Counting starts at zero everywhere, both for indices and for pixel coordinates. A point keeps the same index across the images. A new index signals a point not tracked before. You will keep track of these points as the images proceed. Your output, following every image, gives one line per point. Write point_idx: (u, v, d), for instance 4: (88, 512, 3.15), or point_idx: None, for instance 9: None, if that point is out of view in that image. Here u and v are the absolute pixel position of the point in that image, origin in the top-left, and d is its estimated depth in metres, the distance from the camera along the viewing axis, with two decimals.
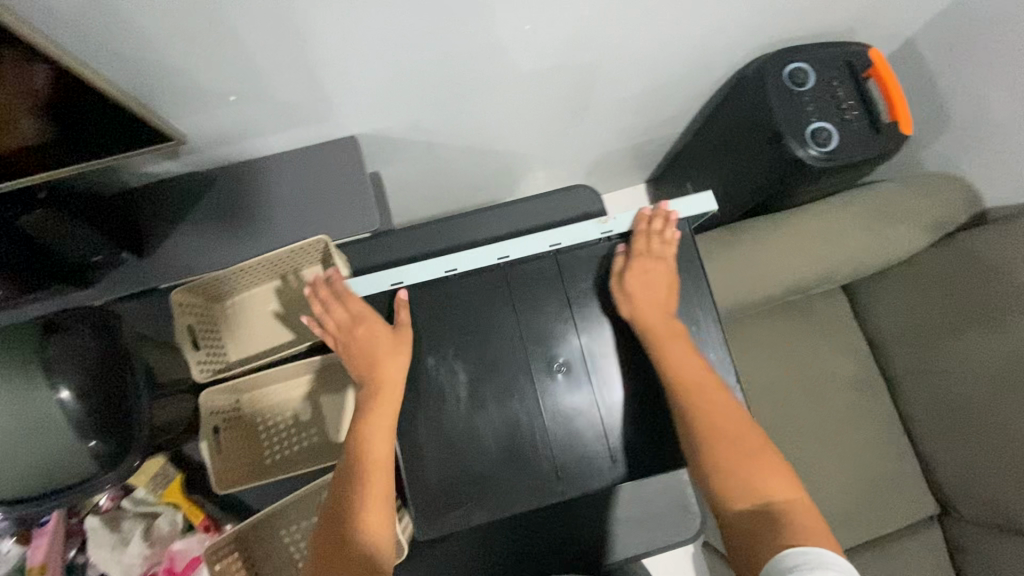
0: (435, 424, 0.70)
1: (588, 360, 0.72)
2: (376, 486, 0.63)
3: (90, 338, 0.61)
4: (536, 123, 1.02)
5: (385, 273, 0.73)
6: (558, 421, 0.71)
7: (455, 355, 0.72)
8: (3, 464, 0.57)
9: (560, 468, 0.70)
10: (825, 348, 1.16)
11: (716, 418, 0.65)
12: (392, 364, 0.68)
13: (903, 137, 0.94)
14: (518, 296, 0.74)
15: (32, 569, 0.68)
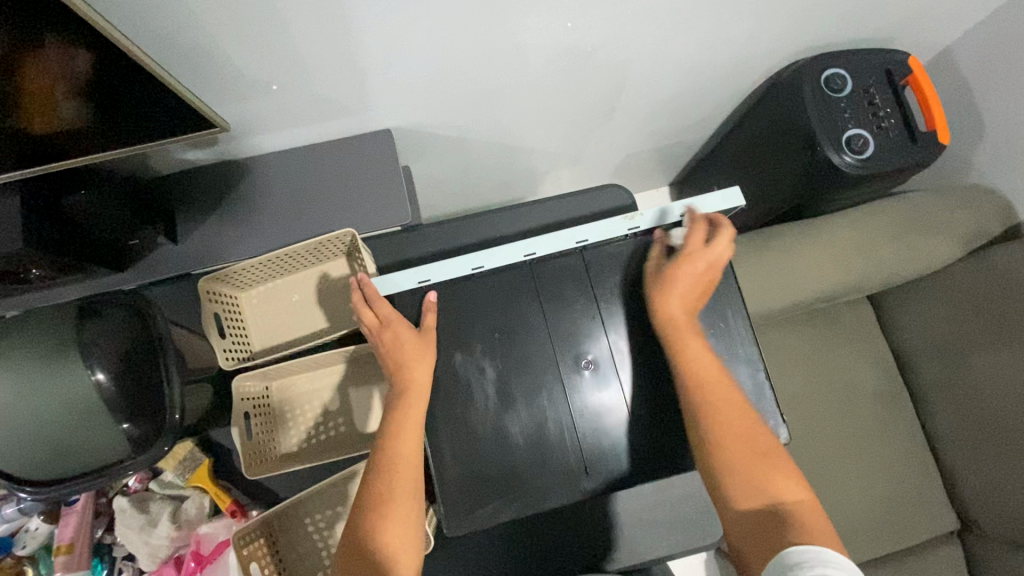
0: (461, 420, 0.69)
1: (617, 359, 0.71)
2: (402, 491, 0.61)
3: (122, 319, 0.56)
4: (568, 122, 1.01)
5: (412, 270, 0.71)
6: (586, 420, 0.70)
7: (481, 351, 0.71)
8: (44, 444, 0.55)
9: (589, 468, 0.69)
10: (850, 357, 1.14)
11: (726, 419, 0.62)
12: (421, 367, 0.66)
13: (941, 147, 0.93)
14: (545, 292, 0.72)
15: (60, 547, 0.70)
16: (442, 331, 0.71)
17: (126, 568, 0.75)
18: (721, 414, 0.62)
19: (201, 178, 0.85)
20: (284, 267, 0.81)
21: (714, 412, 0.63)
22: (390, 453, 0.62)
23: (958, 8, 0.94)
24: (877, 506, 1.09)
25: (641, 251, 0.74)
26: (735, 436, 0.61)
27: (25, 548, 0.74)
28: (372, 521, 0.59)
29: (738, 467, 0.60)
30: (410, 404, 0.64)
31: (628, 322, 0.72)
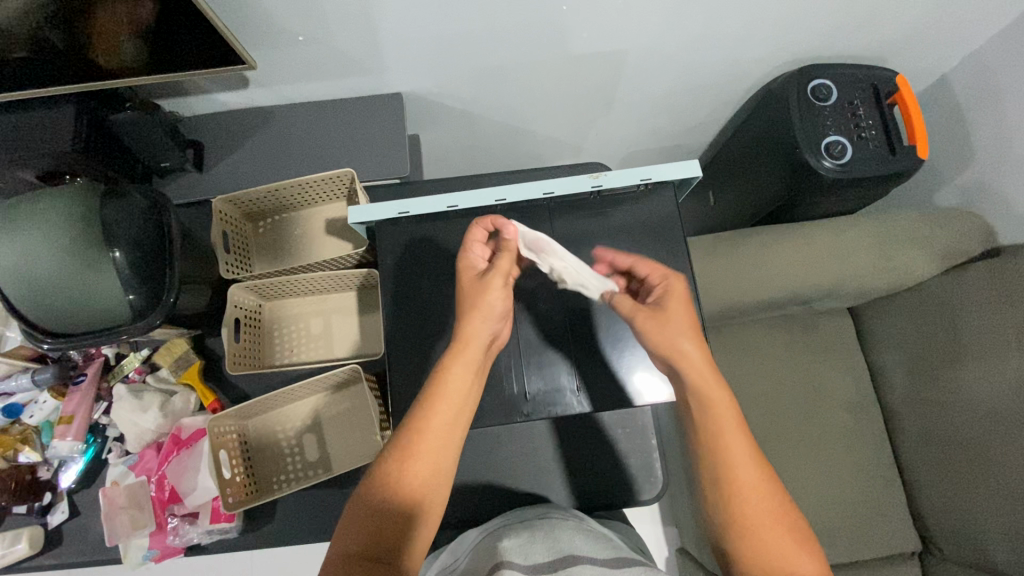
0: (422, 343, 0.76)
1: (572, 306, 0.77)
2: (421, 470, 0.58)
3: (141, 211, 0.67)
4: (568, 110, 1.09)
5: (392, 201, 0.76)
6: (535, 356, 0.76)
7: (449, 282, 0.78)
8: (56, 302, 0.62)
9: (531, 399, 0.75)
10: (823, 365, 1.17)
11: (743, 485, 0.61)
12: (471, 322, 0.65)
13: (919, 161, 0.96)
14: None
15: (62, 417, 0.80)
16: (415, 263, 0.78)
17: (114, 448, 0.82)
18: (729, 476, 0.62)
19: (231, 118, 0.95)
20: (288, 199, 0.90)
21: (731, 476, 0.61)
22: (421, 425, 0.60)
23: (949, 34, 0.98)
24: (838, 514, 1.09)
25: (604, 212, 0.80)
26: (755, 501, 0.61)
27: (32, 417, 0.83)
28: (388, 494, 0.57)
29: (751, 539, 0.60)
30: (452, 365, 0.62)
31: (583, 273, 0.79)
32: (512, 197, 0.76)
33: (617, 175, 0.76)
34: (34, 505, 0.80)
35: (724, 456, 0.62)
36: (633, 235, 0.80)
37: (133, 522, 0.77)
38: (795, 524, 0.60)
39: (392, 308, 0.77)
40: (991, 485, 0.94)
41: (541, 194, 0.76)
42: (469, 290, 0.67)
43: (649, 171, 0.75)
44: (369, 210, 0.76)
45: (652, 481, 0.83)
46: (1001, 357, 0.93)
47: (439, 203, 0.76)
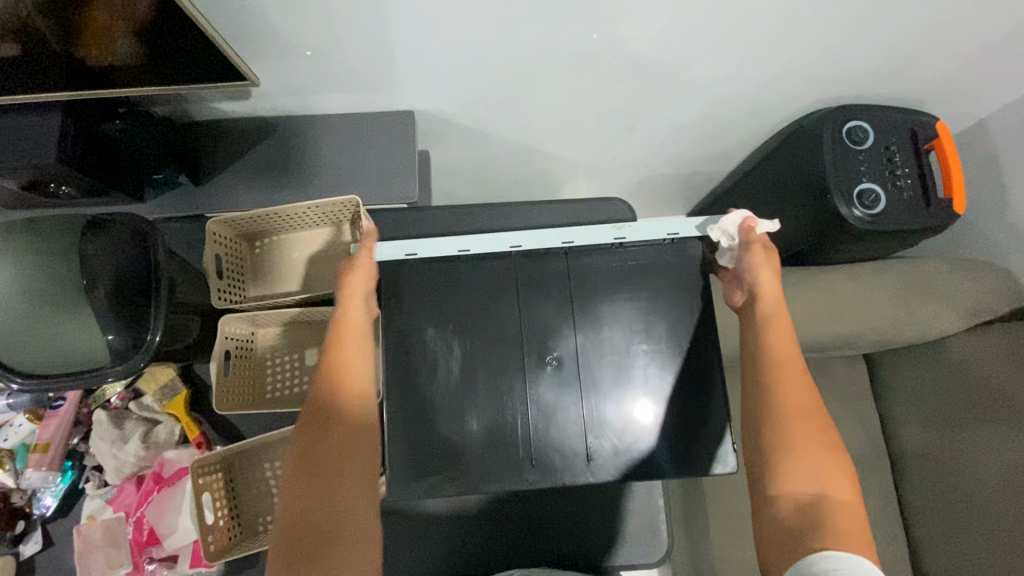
0: (420, 392, 0.72)
1: (580, 360, 0.73)
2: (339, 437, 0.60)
3: (124, 243, 0.60)
4: (586, 134, 1.04)
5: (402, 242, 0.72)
6: (542, 416, 0.72)
7: (454, 332, 0.74)
8: (34, 343, 0.57)
9: (536, 461, 0.71)
10: (835, 413, 1.13)
11: (790, 399, 0.61)
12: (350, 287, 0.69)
13: (954, 216, 0.91)
14: (524, 288, 0.74)
15: (37, 445, 0.76)
16: (421, 304, 0.74)
17: (91, 478, 0.77)
18: (785, 411, 0.61)
19: (229, 128, 0.89)
20: (287, 222, 0.84)
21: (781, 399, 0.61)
22: (337, 382, 0.63)
23: (994, 80, 0.93)
24: None
25: (625, 263, 0.75)
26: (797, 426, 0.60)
27: (7, 440, 0.79)
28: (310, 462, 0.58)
29: (797, 465, 0.57)
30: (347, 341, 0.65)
31: (598, 328, 0.74)
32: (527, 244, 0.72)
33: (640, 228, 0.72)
34: (8, 533, 0.76)
35: (782, 401, 0.61)
36: (653, 288, 0.75)
37: (108, 560, 0.73)
38: (835, 456, 0.58)
39: (395, 354, 0.73)
40: (1001, 558, 0.90)
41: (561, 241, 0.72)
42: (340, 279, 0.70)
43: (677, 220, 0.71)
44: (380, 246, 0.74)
45: (656, 542, 0.80)
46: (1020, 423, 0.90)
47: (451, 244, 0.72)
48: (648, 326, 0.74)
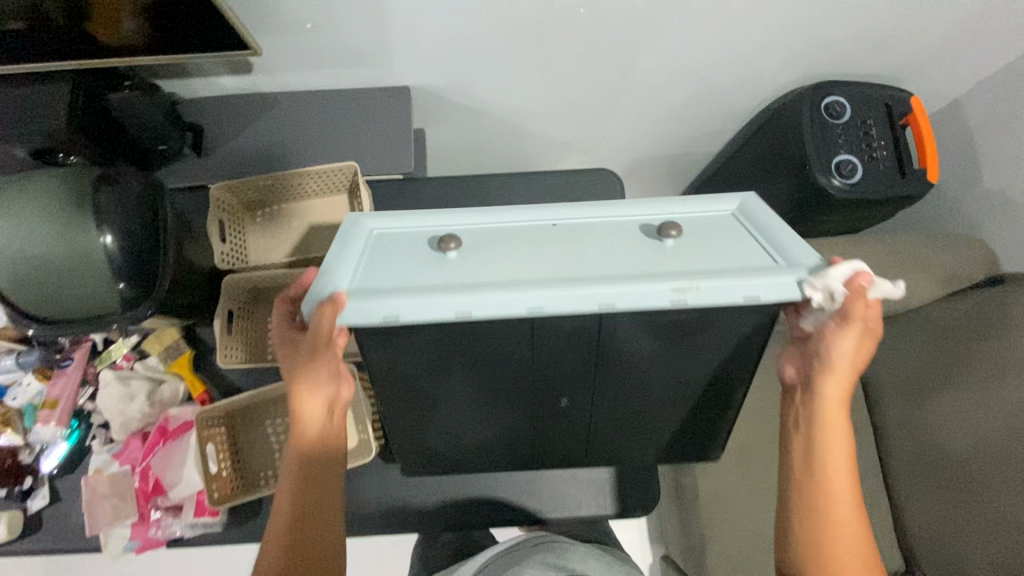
0: (420, 432, 0.72)
1: (593, 406, 0.69)
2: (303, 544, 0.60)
3: (134, 198, 0.63)
4: (576, 114, 1.08)
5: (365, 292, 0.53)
6: (542, 436, 0.75)
7: (450, 390, 0.66)
8: (46, 289, 0.60)
9: (534, 456, 0.79)
10: None
11: (839, 523, 0.57)
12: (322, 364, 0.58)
13: (929, 185, 0.95)
14: (539, 340, 0.58)
15: (46, 401, 0.79)
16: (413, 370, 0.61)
17: (97, 434, 0.80)
18: (834, 535, 0.57)
19: (231, 102, 0.93)
20: (287, 191, 0.87)
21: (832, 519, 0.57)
22: (295, 480, 0.61)
23: (963, 57, 0.97)
24: None
25: (673, 314, 0.54)
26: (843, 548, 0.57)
27: (15, 399, 0.81)
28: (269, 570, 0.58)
29: None
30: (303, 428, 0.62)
31: (623, 368, 0.63)
32: (563, 219, 0.60)
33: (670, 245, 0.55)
34: (16, 488, 0.78)
35: (827, 502, 0.57)
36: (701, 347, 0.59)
37: (114, 511, 0.75)
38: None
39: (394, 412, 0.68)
40: (985, 518, 0.91)
41: (603, 224, 0.59)
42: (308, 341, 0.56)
43: (759, 238, 0.55)
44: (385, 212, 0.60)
45: (644, 494, 0.83)
46: (994, 378, 0.92)
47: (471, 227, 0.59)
48: (677, 370, 0.63)
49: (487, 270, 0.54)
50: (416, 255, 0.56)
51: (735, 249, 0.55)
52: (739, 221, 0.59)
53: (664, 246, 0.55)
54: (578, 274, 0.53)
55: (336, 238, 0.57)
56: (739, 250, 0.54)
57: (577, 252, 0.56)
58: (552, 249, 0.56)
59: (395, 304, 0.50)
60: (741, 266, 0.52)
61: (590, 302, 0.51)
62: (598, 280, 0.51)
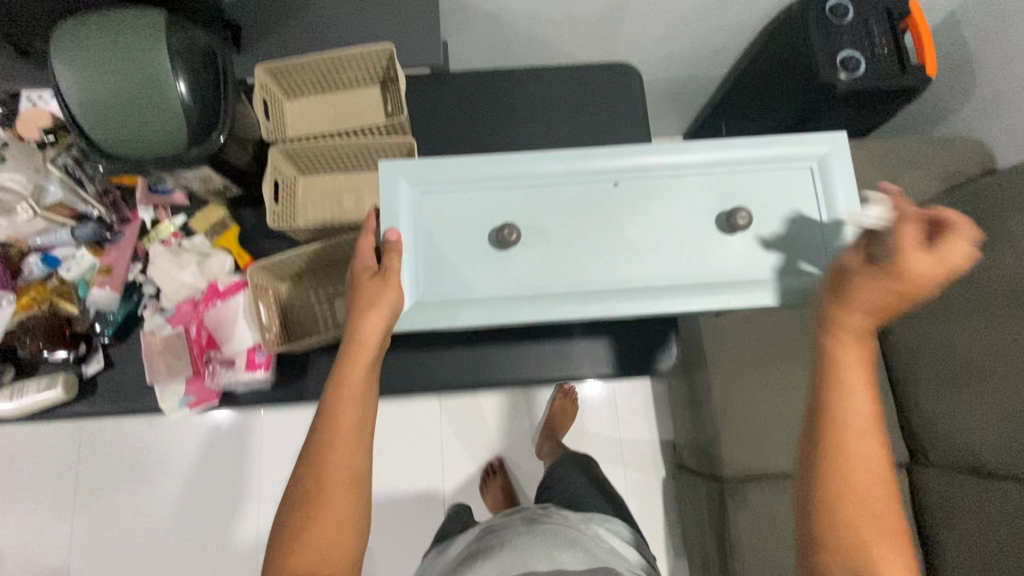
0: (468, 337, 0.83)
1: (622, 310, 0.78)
2: (337, 496, 0.51)
3: (200, 48, 0.66)
4: (589, 29, 1.12)
5: (438, 313, 0.58)
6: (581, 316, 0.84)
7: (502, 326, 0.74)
8: (118, 124, 0.64)
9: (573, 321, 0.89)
10: None
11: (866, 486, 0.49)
12: (365, 318, 0.54)
13: (925, 82, 1.01)
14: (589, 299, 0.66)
15: (101, 268, 0.83)
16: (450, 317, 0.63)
17: (149, 304, 0.85)
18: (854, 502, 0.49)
19: None
20: (324, 82, 0.91)
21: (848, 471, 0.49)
22: (335, 428, 0.52)
23: None
24: None
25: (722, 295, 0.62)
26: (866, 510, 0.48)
27: (69, 271, 0.85)
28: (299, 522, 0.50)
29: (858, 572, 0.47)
30: (354, 367, 0.54)
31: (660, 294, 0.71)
32: (623, 172, 0.61)
33: (731, 221, 0.58)
34: (74, 351, 0.82)
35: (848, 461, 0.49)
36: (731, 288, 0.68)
37: (169, 368, 0.80)
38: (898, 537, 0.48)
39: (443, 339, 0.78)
40: (988, 394, 0.91)
41: (667, 178, 0.61)
42: (356, 288, 0.56)
43: (820, 216, 0.60)
44: (427, 171, 0.60)
45: (667, 355, 0.88)
46: (987, 254, 0.94)
47: (536, 181, 0.61)
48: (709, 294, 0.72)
49: (559, 257, 0.60)
50: (481, 245, 0.60)
51: (789, 234, 0.60)
52: (811, 168, 0.61)
53: (726, 230, 0.60)
54: (631, 272, 0.60)
55: (381, 212, 0.59)
56: (786, 222, 0.60)
57: (635, 228, 0.61)
58: (616, 226, 0.61)
59: (467, 314, 0.57)
60: (793, 271, 0.59)
61: (642, 298, 0.59)
62: (654, 285, 0.59)
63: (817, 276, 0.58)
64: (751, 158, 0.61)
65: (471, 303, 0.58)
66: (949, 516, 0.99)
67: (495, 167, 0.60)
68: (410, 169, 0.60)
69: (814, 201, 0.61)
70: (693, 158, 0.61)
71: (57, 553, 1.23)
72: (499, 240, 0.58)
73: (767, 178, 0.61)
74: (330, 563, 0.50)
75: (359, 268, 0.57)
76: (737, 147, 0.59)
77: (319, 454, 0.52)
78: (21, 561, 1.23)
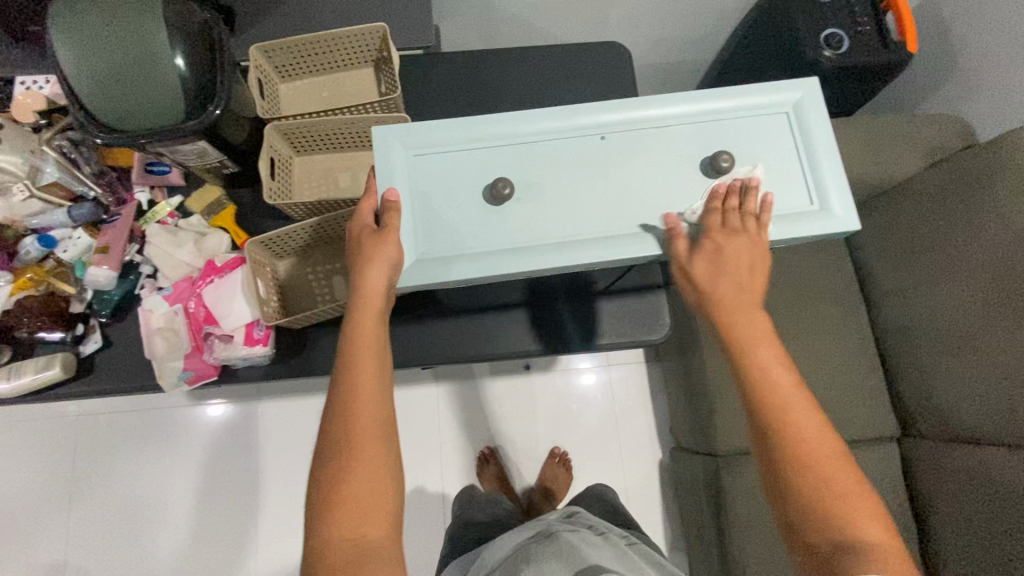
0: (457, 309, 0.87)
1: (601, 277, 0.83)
2: (370, 446, 0.52)
3: (196, 23, 0.67)
4: (574, 15, 1.14)
5: (430, 267, 0.58)
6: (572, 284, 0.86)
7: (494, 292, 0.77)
8: (117, 97, 0.65)
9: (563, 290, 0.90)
10: (828, 261, 1.18)
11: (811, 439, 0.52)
12: (368, 273, 0.56)
13: (908, 56, 1.02)
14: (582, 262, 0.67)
15: (97, 248, 0.83)
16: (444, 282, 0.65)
17: (146, 284, 0.85)
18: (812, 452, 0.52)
19: None
20: (317, 64, 0.92)
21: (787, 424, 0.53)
22: (356, 380, 0.54)
23: None
24: (847, 405, 1.09)
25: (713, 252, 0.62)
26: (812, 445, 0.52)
27: (65, 252, 0.85)
28: (334, 473, 0.51)
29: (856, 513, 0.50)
30: (365, 319, 0.56)
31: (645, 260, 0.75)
32: (611, 128, 0.63)
33: (713, 166, 0.60)
34: (69, 332, 0.82)
35: (778, 407, 0.53)
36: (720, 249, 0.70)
37: (169, 344, 0.81)
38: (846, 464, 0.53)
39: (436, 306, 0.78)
40: (979, 361, 0.93)
41: (652, 131, 0.63)
42: (357, 246, 0.57)
43: (802, 162, 0.61)
44: (420, 132, 0.61)
45: (661, 324, 0.88)
46: (968, 223, 0.96)
47: (525, 137, 0.62)
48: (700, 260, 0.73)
49: (554, 213, 0.60)
50: (474, 200, 0.61)
51: (773, 179, 0.61)
52: (790, 122, 0.63)
53: (712, 176, 0.61)
54: (621, 230, 0.60)
55: (378, 173, 0.60)
56: (773, 177, 0.61)
57: (624, 177, 0.61)
58: (605, 178, 0.62)
59: (461, 269, 0.58)
60: (783, 215, 0.60)
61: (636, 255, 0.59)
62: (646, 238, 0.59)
63: (803, 216, 0.59)
64: (735, 115, 0.63)
65: (464, 258, 0.59)
66: (941, 485, 1.00)
67: (484, 126, 0.62)
68: (403, 132, 0.61)
69: (797, 160, 0.62)
70: (677, 113, 0.63)
71: (56, 545, 1.22)
72: (493, 194, 0.59)
73: (752, 133, 0.62)
74: (372, 511, 0.51)
75: (357, 225, 0.59)
76: (716, 105, 0.62)
77: (347, 408, 0.53)
78: (19, 553, 1.22)
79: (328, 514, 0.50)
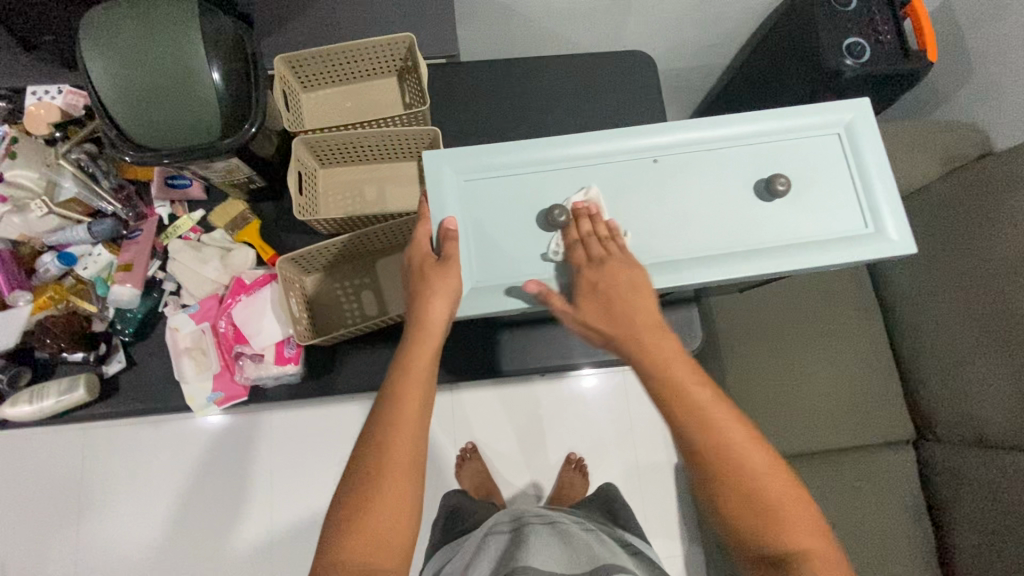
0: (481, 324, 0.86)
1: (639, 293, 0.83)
2: (396, 476, 0.52)
3: (229, 38, 0.65)
4: (595, 21, 1.12)
5: (484, 294, 0.58)
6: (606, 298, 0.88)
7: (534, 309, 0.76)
8: (150, 114, 0.63)
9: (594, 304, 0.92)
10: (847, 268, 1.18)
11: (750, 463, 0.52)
12: (430, 304, 0.55)
13: (928, 64, 1.03)
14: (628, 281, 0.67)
15: (120, 265, 0.82)
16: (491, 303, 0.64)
17: (169, 301, 0.84)
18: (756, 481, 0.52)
19: None
20: (342, 74, 0.90)
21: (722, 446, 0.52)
22: (400, 411, 0.53)
23: None
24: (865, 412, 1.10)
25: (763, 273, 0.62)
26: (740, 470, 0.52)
27: (85, 269, 0.83)
28: (357, 503, 0.50)
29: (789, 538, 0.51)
30: (421, 353, 0.55)
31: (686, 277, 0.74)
32: (660, 150, 0.62)
33: (769, 186, 0.59)
34: (92, 352, 0.80)
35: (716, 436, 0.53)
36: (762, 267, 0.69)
37: (195, 364, 0.80)
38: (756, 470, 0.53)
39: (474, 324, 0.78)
40: (994, 364, 0.94)
41: (701, 151, 0.62)
42: (419, 276, 0.57)
43: (853, 181, 0.61)
44: (470, 157, 0.60)
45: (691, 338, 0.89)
46: (987, 231, 0.97)
47: (576, 161, 0.61)
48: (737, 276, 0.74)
49: None
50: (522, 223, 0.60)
51: (822, 199, 0.61)
52: (839, 141, 0.62)
53: (766, 198, 0.60)
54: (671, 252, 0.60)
55: (430, 200, 0.59)
56: (822, 198, 0.61)
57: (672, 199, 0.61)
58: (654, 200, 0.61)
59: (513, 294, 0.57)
60: (834, 235, 0.60)
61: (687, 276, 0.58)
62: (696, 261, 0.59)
63: (857, 239, 0.59)
64: (783, 135, 0.62)
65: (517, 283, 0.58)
66: (958, 491, 1.01)
67: (533, 149, 0.61)
68: (453, 157, 0.60)
69: (848, 179, 0.61)
70: (724, 132, 0.62)
71: None
72: (548, 221, 0.58)
73: (800, 153, 0.62)
74: (389, 542, 0.50)
75: (416, 253, 0.58)
76: (766, 124, 0.61)
77: (381, 437, 0.52)
78: None
79: (343, 541, 0.50)
